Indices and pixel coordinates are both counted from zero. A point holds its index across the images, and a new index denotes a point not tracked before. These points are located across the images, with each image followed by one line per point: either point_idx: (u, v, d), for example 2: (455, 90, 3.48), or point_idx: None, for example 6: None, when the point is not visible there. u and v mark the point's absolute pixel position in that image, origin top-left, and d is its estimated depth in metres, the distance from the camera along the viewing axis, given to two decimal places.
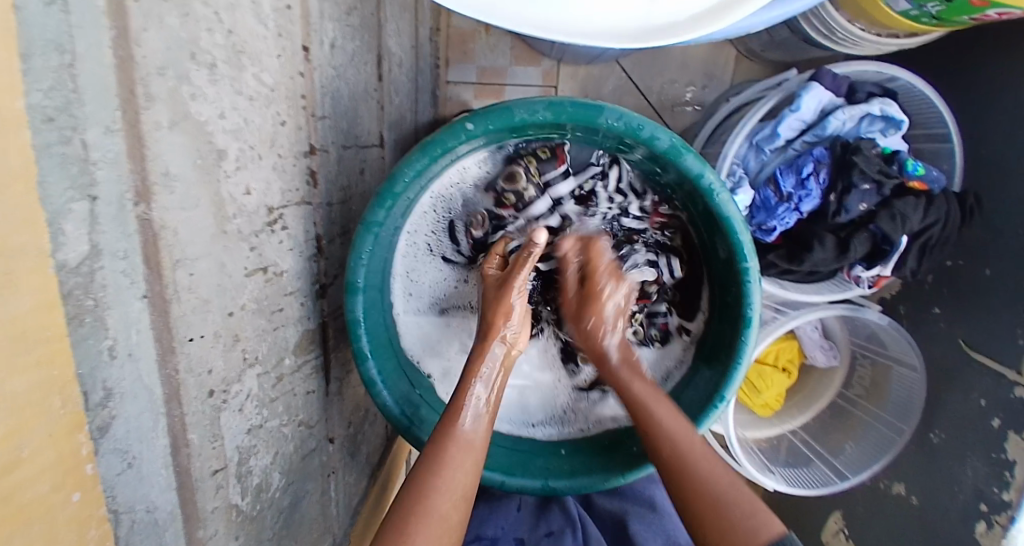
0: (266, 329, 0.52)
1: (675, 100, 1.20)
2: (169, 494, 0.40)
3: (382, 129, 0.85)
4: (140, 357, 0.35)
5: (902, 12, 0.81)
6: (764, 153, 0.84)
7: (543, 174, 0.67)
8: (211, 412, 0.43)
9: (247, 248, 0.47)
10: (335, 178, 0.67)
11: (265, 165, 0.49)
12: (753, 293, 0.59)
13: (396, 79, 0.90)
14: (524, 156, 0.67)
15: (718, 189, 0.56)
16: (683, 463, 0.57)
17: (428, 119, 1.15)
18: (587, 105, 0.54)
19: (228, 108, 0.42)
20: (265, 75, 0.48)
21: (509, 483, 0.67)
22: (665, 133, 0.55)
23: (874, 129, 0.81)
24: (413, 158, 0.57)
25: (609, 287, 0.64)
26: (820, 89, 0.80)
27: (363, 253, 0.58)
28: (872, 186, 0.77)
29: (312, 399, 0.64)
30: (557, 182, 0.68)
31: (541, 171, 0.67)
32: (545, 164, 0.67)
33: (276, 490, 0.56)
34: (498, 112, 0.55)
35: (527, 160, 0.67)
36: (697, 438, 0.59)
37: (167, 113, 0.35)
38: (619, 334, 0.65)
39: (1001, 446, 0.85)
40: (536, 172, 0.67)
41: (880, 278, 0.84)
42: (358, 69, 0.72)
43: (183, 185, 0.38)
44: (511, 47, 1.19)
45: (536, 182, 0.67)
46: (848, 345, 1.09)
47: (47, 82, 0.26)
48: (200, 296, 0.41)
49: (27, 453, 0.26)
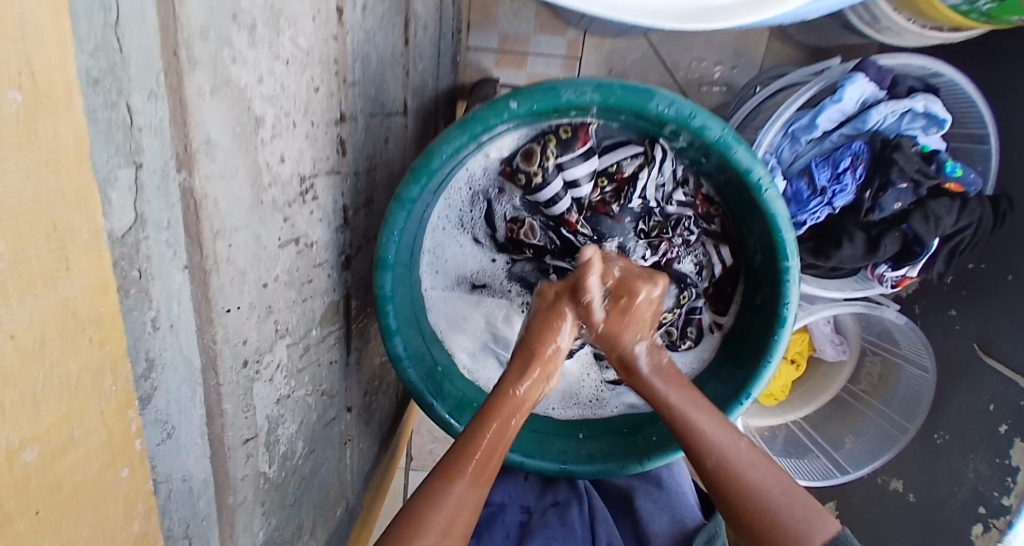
0: (297, 300, 0.51)
1: (702, 78, 1.16)
2: (204, 462, 0.41)
3: (405, 96, 0.83)
4: (181, 329, 0.35)
5: (950, 6, 0.76)
6: (799, 143, 0.81)
7: (559, 155, 0.63)
8: (244, 382, 0.43)
9: (281, 219, 0.46)
10: (362, 147, 0.66)
11: (299, 134, 0.48)
12: (790, 292, 0.59)
13: (420, 42, 0.87)
14: (545, 135, 0.63)
15: (765, 184, 0.55)
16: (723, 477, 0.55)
17: (449, 86, 1.12)
18: (637, 88, 0.52)
19: (266, 73, 0.40)
20: (301, 38, 0.45)
21: (528, 464, 0.70)
22: (717, 124, 0.53)
23: (915, 127, 0.79)
24: (453, 134, 0.55)
25: (641, 292, 0.58)
26: (865, 80, 0.77)
27: (395, 229, 0.57)
28: (910, 185, 0.76)
29: (334, 369, 0.64)
30: (573, 163, 0.63)
31: (559, 153, 0.63)
32: (565, 146, 0.63)
33: (299, 458, 0.57)
34: (543, 91, 0.53)
35: (546, 139, 0.63)
36: (741, 444, 0.56)
37: (208, 77, 0.33)
38: (653, 340, 0.61)
39: (1006, 452, 0.87)
40: (552, 153, 0.63)
41: (904, 278, 0.84)
42: (386, 31, 0.69)
43: (223, 154, 0.36)
44: (537, 14, 1.14)
45: (549, 165, 0.63)
46: (859, 341, 1.08)
47: (92, 42, 0.24)
48: (238, 267, 0.40)
49: (80, 436, 0.26)
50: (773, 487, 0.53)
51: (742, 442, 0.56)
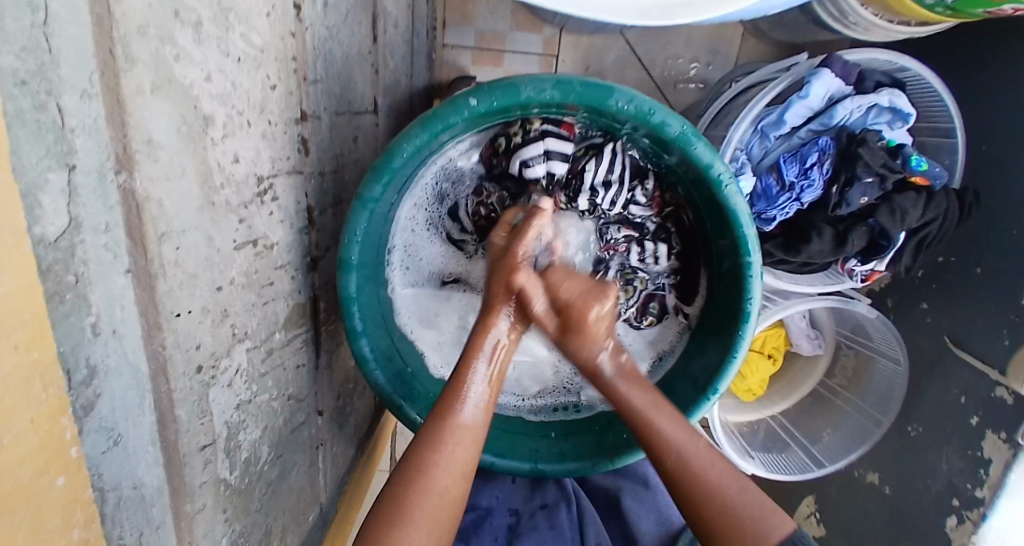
0: (256, 303, 0.51)
1: (679, 75, 1.17)
2: (157, 470, 0.39)
3: (375, 94, 0.82)
4: (125, 334, 0.34)
5: (917, 1, 0.77)
6: (769, 139, 0.81)
7: (542, 123, 0.63)
8: (199, 387, 0.43)
9: (236, 221, 0.45)
10: (327, 147, 0.65)
11: (254, 133, 0.47)
12: (754, 287, 0.59)
13: (390, 40, 0.86)
14: (518, 121, 0.64)
15: (725, 179, 0.55)
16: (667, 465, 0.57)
17: (424, 84, 1.11)
18: (597, 84, 0.52)
19: (215, 70, 0.39)
20: (253, 35, 0.44)
21: (499, 464, 0.70)
22: (676, 120, 0.53)
23: (881, 120, 0.80)
24: (413, 132, 0.54)
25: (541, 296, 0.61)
26: (830, 76, 0.78)
27: (358, 230, 0.57)
28: (875, 180, 0.76)
29: (301, 372, 0.63)
30: (553, 135, 0.63)
31: (542, 120, 0.63)
32: (544, 123, 0.64)
33: (265, 463, 0.56)
34: (503, 88, 0.52)
35: (522, 122, 0.64)
36: (700, 443, 0.57)
37: (149, 76, 0.33)
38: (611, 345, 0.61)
39: (979, 444, 0.88)
40: (535, 121, 0.63)
41: (873, 273, 0.85)
42: (352, 28, 0.68)
43: (168, 154, 0.35)
44: (513, 12, 1.13)
45: (533, 129, 0.63)
46: (833, 335, 1.10)
47: (19, 43, 0.23)
48: (187, 270, 0.39)
49: (8, 441, 0.25)
50: (727, 481, 0.54)
51: (701, 442, 0.57)
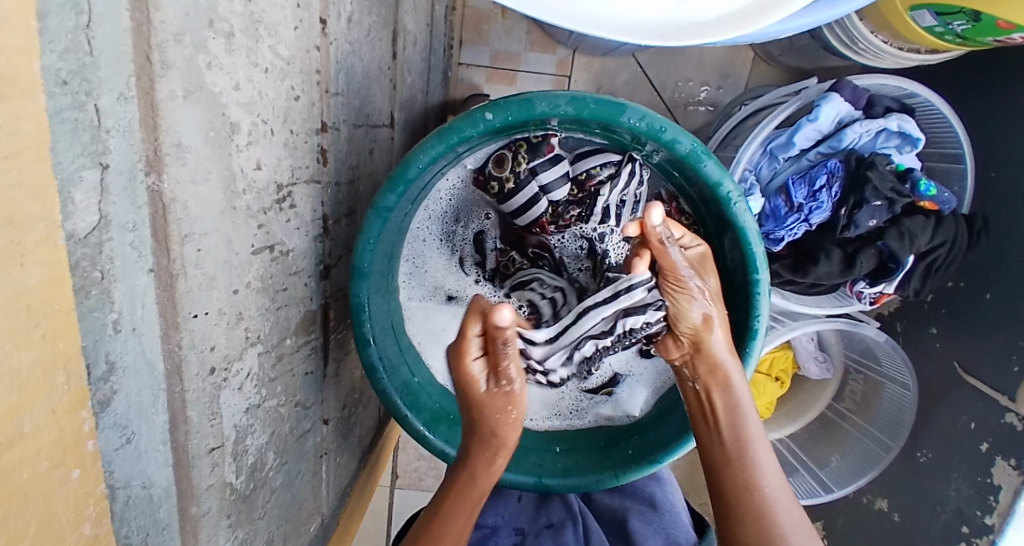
0: (270, 308, 0.51)
1: (688, 98, 1.19)
2: (166, 471, 0.40)
3: (392, 109, 0.84)
4: (144, 332, 0.35)
5: (926, 27, 0.79)
6: (778, 161, 0.84)
7: (530, 160, 0.64)
8: (210, 389, 0.43)
9: (255, 225, 0.46)
10: (345, 157, 0.66)
11: (277, 141, 0.48)
12: (761, 305, 0.59)
13: (409, 57, 0.88)
14: (515, 141, 0.64)
15: (735, 198, 0.56)
16: (747, 485, 0.54)
17: (439, 101, 1.13)
18: (610, 102, 0.53)
19: (242, 80, 0.41)
20: (280, 48, 0.46)
21: (503, 478, 0.69)
22: (687, 138, 0.54)
23: (889, 145, 0.81)
24: (429, 144, 0.56)
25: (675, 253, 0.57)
26: (840, 100, 0.79)
27: (370, 238, 0.57)
28: (884, 203, 0.77)
29: (310, 379, 0.63)
30: (545, 168, 0.64)
31: (530, 158, 0.64)
32: (535, 150, 0.64)
33: (270, 470, 0.56)
34: (518, 103, 0.54)
35: (517, 145, 0.64)
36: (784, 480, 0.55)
37: (181, 82, 0.34)
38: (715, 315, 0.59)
39: (987, 471, 0.87)
40: (524, 159, 0.64)
41: (882, 295, 0.85)
42: (373, 45, 0.70)
43: (195, 158, 0.37)
44: (528, 34, 1.16)
45: (522, 169, 0.64)
46: (841, 359, 1.08)
47: (61, 43, 0.24)
48: (206, 272, 0.40)
49: (29, 430, 0.25)
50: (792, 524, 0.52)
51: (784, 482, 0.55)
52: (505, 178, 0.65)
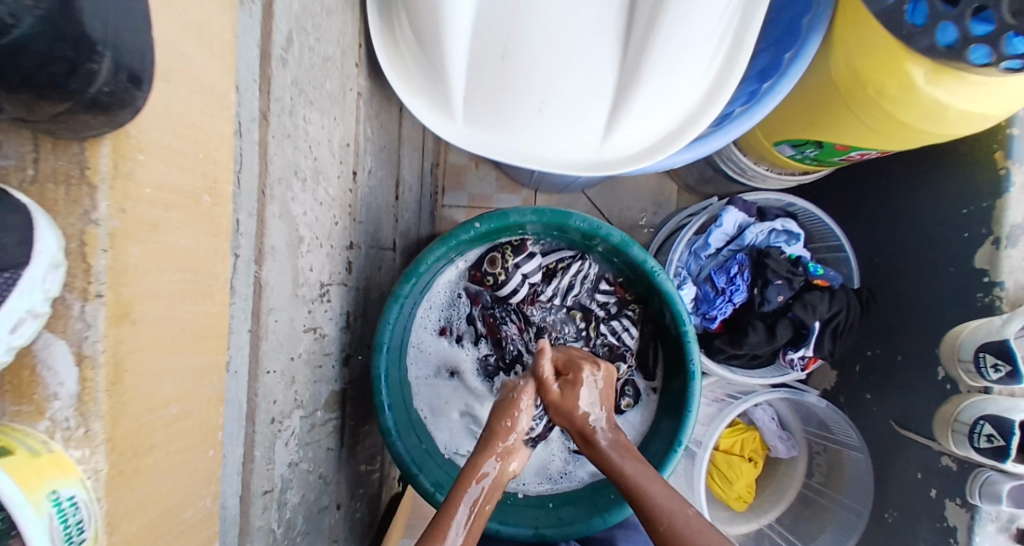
0: (311, 380, 0.63)
1: (631, 219, 1.47)
2: (235, 500, 0.48)
3: (395, 237, 1.05)
4: (241, 374, 0.47)
5: (789, 155, 1.06)
6: (701, 258, 1.06)
7: (515, 257, 0.81)
8: (271, 435, 0.53)
9: (307, 310, 0.61)
10: (362, 269, 0.84)
11: (324, 251, 0.66)
12: (695, 351, 0.74)
13: (406, 199, 1.12)
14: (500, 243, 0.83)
15: (659, 271, 0.75)
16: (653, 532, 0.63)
17: (427, 233, 1.37)
18: (561, 211, 0.74)
19: (309, 207, 0.60)
20: (330, 189, 0.67)
21: (504, 531, 0.74)
22: (617, 232, 0.75)
23: (781, 240, 1.06)
24: (432, 248, 0.74)
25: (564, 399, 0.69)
26: (735, 211, 1.04)
27: (388, 321, 0.72)
28: (785, 281, 0.99)
29: (331, 457, 0.71)
30: (525, 261, 0.82)
31: (514, 255, 0.82)
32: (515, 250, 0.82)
33: (298, 536, 0.61)
34: (496, 215, 0.74)
35: (503, 247, 0.82)
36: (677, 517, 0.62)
37: (278, 206, 0.52)
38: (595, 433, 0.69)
39: (942, 513, 0.94)
40: (509, 256, 0.81)
41: (809, 361, 1.01)
42: (383, 190, 0.94)
43: (280, 256, 0.53)
44: (497, 179, 1.47)
45: (508, 262, 0.81)
46: (803, 434, 1.19)
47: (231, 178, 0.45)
48: (278, 338, 0.54)
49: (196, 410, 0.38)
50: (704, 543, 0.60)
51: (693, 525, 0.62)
52: (494, 269, 0.82)
